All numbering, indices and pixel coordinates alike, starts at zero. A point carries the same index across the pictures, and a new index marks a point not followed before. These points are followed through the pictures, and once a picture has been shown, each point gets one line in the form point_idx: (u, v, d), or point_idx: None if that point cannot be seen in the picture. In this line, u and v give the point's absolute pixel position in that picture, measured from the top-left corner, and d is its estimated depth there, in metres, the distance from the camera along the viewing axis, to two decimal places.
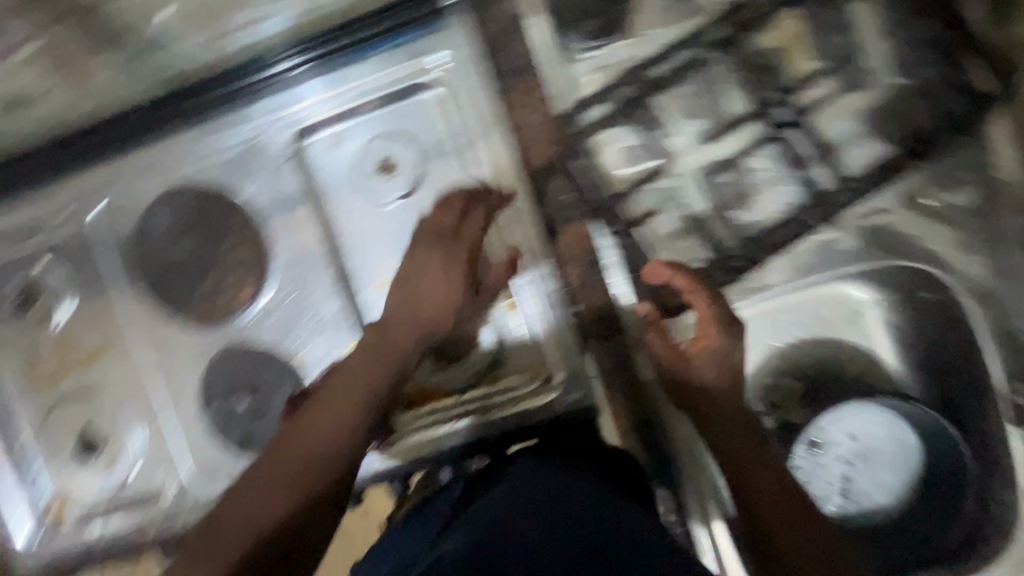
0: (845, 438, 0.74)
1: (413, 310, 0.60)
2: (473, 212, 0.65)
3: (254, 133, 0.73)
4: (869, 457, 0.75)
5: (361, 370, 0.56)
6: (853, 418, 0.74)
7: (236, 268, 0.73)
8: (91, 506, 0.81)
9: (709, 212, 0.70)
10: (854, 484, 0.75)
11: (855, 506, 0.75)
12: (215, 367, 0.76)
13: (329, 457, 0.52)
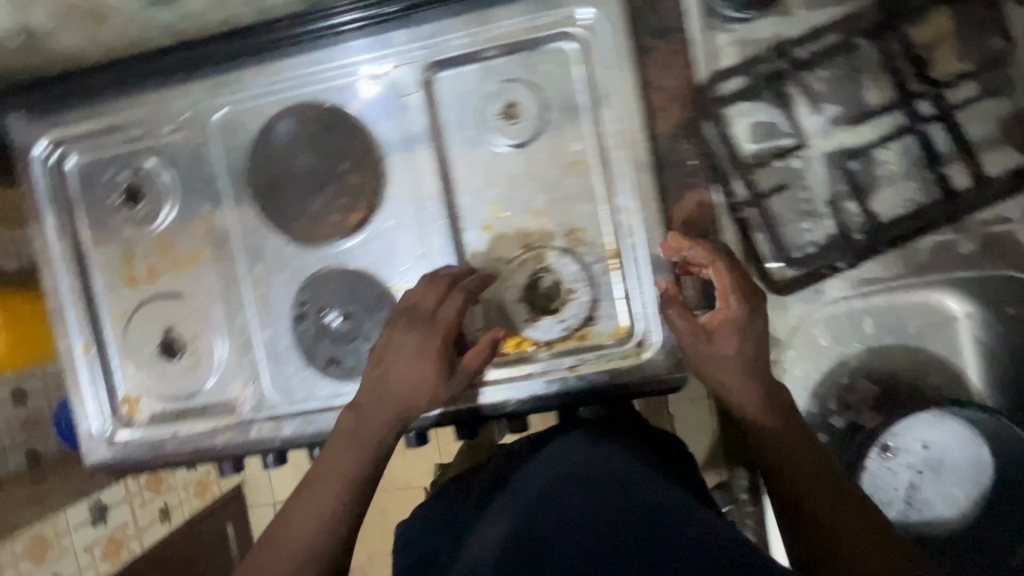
0: (918, 447, 0.79)
1: (392, 387, 0.65)
2: (457, 306, 0.68)
3: (344, 74, 0.74)
4: (940, 469, 0.78)
5: (350, 437, 0.64)
6: (925, 427, 0.78)
7: (349, 192, 0.73)
8: (164, 407, 0.82)
9: (834, 199, 0.67)
10: (921, 493, 0.79)
11: (918, 514, 0.79)
12: (309, 288, 0.75)
13: (349, 481, 0.62)
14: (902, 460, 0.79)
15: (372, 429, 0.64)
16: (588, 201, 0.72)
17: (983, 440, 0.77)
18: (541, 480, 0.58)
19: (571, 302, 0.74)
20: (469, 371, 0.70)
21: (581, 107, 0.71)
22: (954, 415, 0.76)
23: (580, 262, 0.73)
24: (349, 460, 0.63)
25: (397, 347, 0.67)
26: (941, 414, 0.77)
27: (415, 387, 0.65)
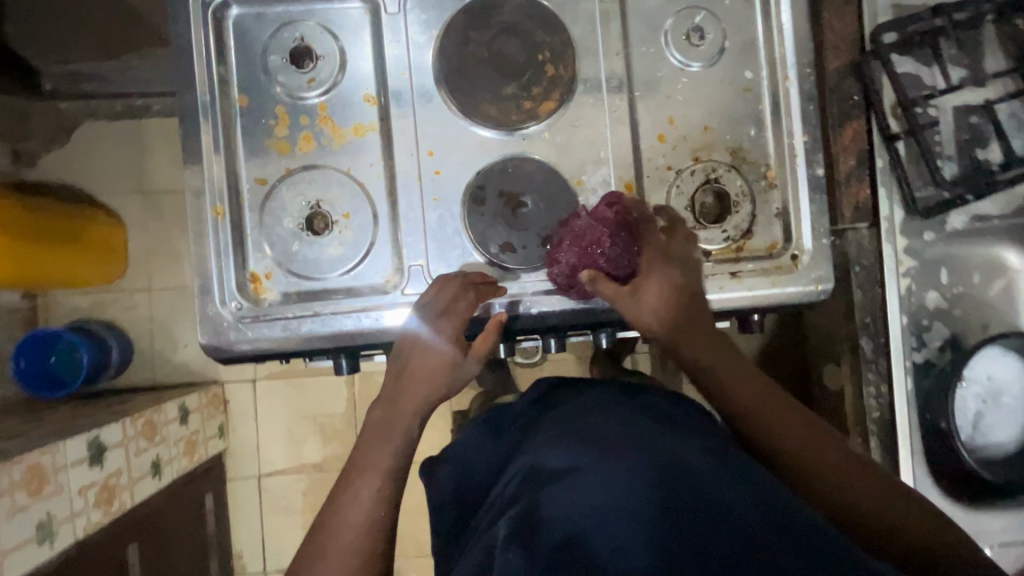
0: (985, 379, 0.91)
1: (407, 382, 0.68)
2: (458, 298, 0.70)
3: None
4: (1003, 401, 0.91)
5: (379, 429, 0.66)
6: (993, 361, 0.90)
7: (544, 82, 0.75)
8: (302, 288, 0.75)
9: (961, 142, 0.79)
10: (986, 419, 0.91)
11: (982, 440, 0.91)
12: (489, 172, 0.75)
13: (386, 469, 0.63)
14: (972, 389, 0.91)
15: (397, 424, 0.66)
16: (758, 124, 0.80)
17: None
18: (546, 446, 0.54)
19: (734, 215, 0.79)
20: (482, 354, 0.69)
21: (758, 41, 0.80)
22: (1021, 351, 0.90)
23: (745, 179, 0.79)
24: (382, 458, 0.64)
25: (410, 342, 0.70)
26: (1007, 348, 0.90)
27: (431, 382, 0.68)
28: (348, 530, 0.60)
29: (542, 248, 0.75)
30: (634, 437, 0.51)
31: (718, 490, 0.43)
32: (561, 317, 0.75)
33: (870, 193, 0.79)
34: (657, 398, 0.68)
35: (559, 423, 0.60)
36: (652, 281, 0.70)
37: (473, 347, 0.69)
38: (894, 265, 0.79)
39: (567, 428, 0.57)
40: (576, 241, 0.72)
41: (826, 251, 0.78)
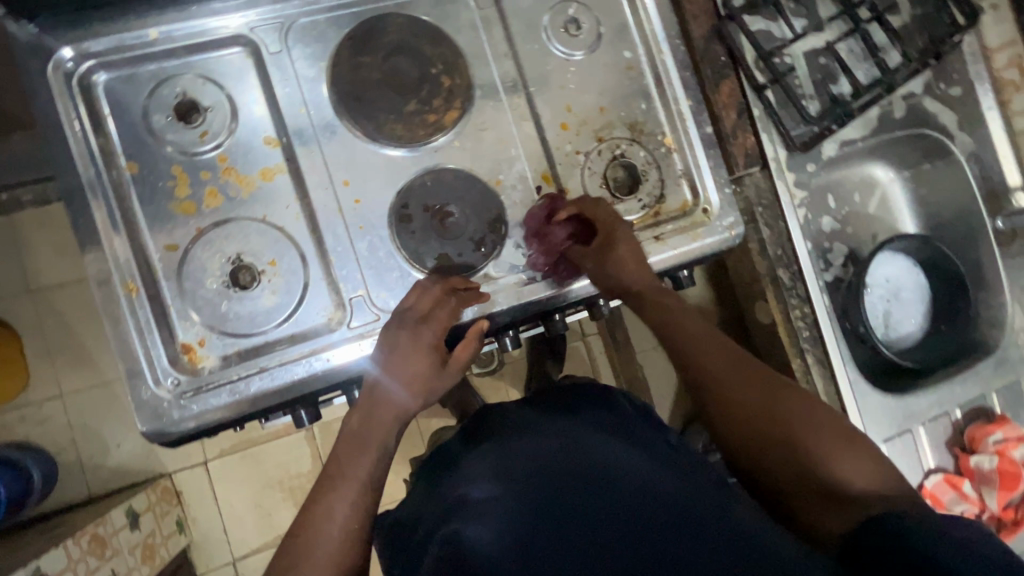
0: (886, 281, 1.03)
1: (389, 389, 0.67)
2: (439, 309, 0.69)
3: (285, 19, 0.75)
4: (903, 296, 1.03)
5: (355, 440, 0.65)
6: (887, 264, 1.03)
7: (442, 93, 0.77)
8: (242, 347, 0.72)
9: (818, 80, 0.89)
10: (894, 315, 1.03)
11: (894, 334, 1.02)
12: (409, 189, 0.75)
13: (364, 478, 0.64)
14: (877, 290, 1.03)
15: (376, 436, 0.66)
16: (645, 98, 0.86)
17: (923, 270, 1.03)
18: (482, 471, 0.61)
19: (644, 183, 0.85)
20: (462, 363, 0.69)
21: (628, 22, 0.86)
22: (906, 250, 1.02)
23: (646, 150, 0.86)
24: (359, 468, 0.64)
25: (392, 356, 0.67)
26: (896, 250, 1.02)
27: (413, 395, 0.67)
28: (323, 546, 0.59)
29: (478, 252, 0.76)
30: (557, 462, 0.58)
31: (625, 506, 0.51)
32: (516, 312, 0.77)
33: (756, 139, 0.87)
34: (572, 399, 0.75)
35: (486, 447, 0.66)
36: (626, 246, 0.74)
37: (455, 357, 0.69)
38: (790, 198, 0.88)
39: (494, 457, 0.63)
40: (569, 231, 0.77)
41: (729, 200, 0.86)
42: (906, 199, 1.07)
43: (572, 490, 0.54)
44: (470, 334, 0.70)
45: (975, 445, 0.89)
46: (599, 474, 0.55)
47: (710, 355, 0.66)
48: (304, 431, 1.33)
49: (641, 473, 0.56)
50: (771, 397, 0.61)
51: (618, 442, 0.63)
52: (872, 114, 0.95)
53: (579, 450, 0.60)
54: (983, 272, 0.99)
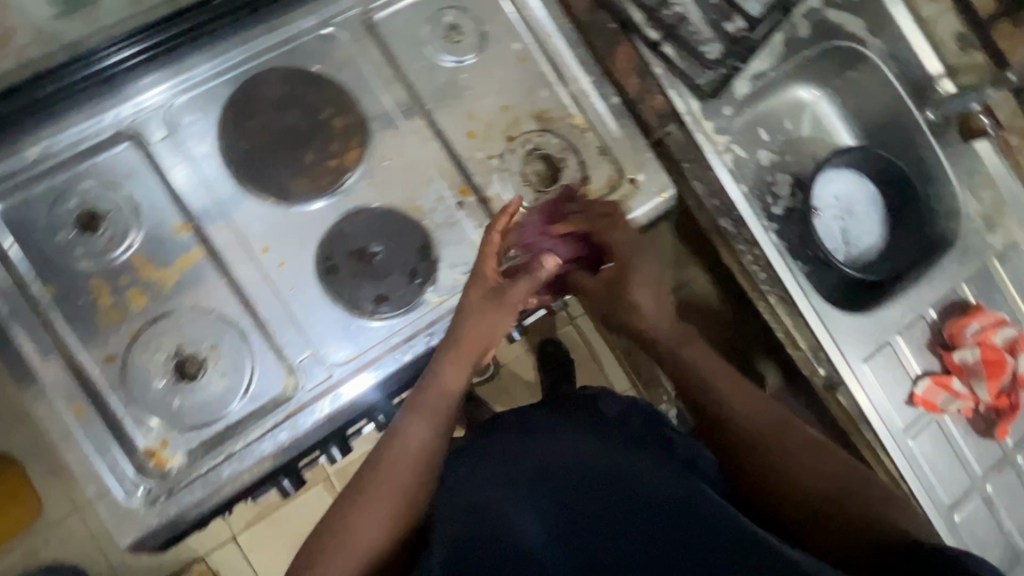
0: (834, 199, 1.02)
1: (472, 320, 0.70)
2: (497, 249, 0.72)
3: (163, 103, 0.73)
4: (856, 209, 1.02)
5: (431, 397, 0.70)
6: (832, 183, 1.01)
7: (338, 135, 0.75)
8: (205, 438, 0.71)
9: (712, 20, 0.86)
10: (851, 231, 1.02)
11: (856, 249, 1.01)
12: (328, 239, 0.74)
13: (432, 440, 0.69)
14: (827, 212, 1.01)
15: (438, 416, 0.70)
16: (545, 85, 0.84)
17: (869, 177, 1.02)
18: (491, 478, 0.66)
19: (564, 170, 0.84)
20: (514, 302, 0.70)
21: (508, 14, 0.84)
22: (845, 164, 1.01)
23: (559, 136, 0.84)
24: (430, 429, 0.69)
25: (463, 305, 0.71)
26: (836, 168, 1.01)
27: (478, 346, 0.70)
28: (383, 505, 0.66)
29: (413, 284, 0.75)
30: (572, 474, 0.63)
31: (640, 518, 0.57)
32: None
33: (665, 96, 0.85)
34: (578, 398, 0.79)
35: (480, 451, 0.71)
36: (638, 288, 0.73)
37: (513, 295, 0.71)
38: (713, 146, 0.86)
39: (492, 465, 0.68)
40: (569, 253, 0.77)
41: (653, 165, 0.84)
42: (837, 112, 1.05)
43: (574, 504, 0.59)
44: (526, 273, 0.73)
45: (955, 341, 0.88)
46: (617, 483, 0.60)
47: (713, 394, 0.69)
48: (320, 484, 1.33)
49: (643, 475, 0.61)
50: (789, 439, 0.65)
51: (619, 443, 0.68)
52: (777, 40, 0.92)
53: (581, 457, 0.64)
54: (929, 166, 0.97)
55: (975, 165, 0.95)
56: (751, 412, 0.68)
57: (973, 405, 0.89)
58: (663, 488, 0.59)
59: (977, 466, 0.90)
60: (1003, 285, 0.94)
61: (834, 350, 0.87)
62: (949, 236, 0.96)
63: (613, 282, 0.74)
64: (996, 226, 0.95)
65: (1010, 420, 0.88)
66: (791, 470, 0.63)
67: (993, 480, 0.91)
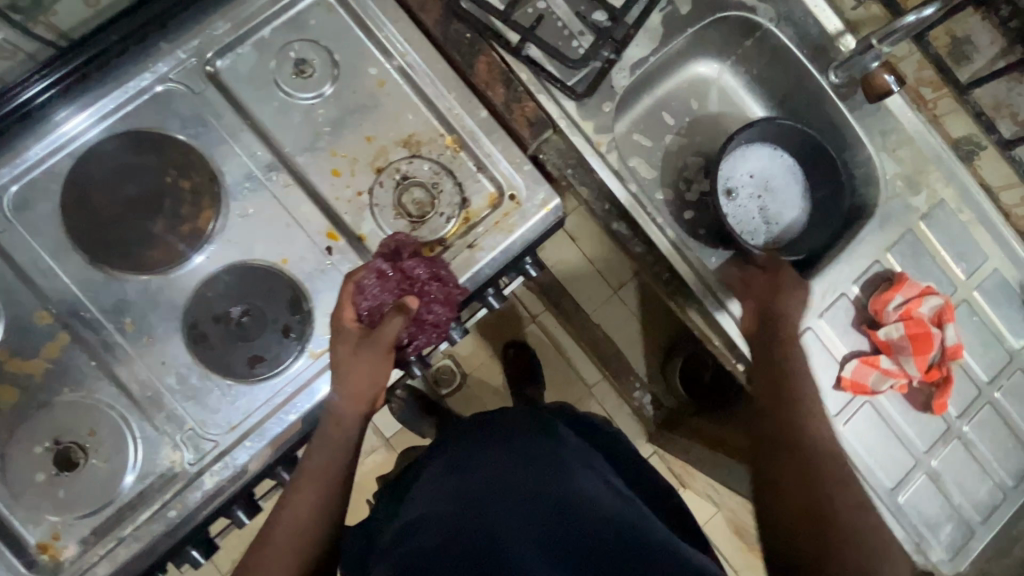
0: (750, 178, 0.96)
1: (346, 375, 0.70)
2: (355, 297, 0.70)
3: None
4: (775, 185, 0.96)
5: (330, 432, 0.70)
6: (745, 160, 0.95)
7: (187, 198, 0.72)
8: (95, 524, 0.70)
9: (576, 12, 0.81)
10: (771, 208, 0.96)
11: (778, 227, 0.96)
12: (193, 305, 0.72)
13: (334, 465, 0.69)
14: (742, 193, 0.96)
15: (342, 441, 0.70)
16: (409, 107, 0.80)
17: (785, 149, 0.96)
18: (453, 487, 0.69)
19: (440, 195, 0.80)
20: (386, 342, 0.69)
21: (360, 38, 0.80)
22: (758, 138, 0.94)
23: (431, 159, 0.80)
24: (337, 460, 0.70)
25: (336, 359, 0.70)
26: (748, 143, 0.94)
27: (359, 396, 0.70)
28: (297, 533, 0.67)
29: (287, 339, 0.73)
30: (531, 481, 0.67)
31: (590, 519, 0.61)
32: None
33: (537, 102, 0.80)
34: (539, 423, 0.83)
35: (450, 470, 0.74)
36: (789, 294, 0.78)
37: (382, 336, 0.69)
38: (594, 148, 0.81)
39: (456, 482, 0.70)
40: (423, 306, 0.73)
41: (532, 177, 0.80)
42: (744, 84, 0.99)
43: (535, 507, 0.62)
44: (394, 311, 0.69)
45: (880, 318, 0.83)
46: (570, 489, 0.66)
47: (789, 407, 0.70)
48: None
49: (598, 497, 0.66)
50: (838, 483, 0.63)
51: (566, 454, 0.73)
52: (657, 20, 0.86)
53: (539, 469, 0.69)
54: (842, 131, 0.91)
55: (889, 124, 0.89)
56: (822, 448, 0.66)
57: (907, 381, 0.83)
58: (604, 503, 0.64)
59: (919, 443, 0.86)
60: (931, 249, 0.89)
61: (747, 344, 0.83)
62: (870, 204, 0.90)
63: (772, 284, 0.80)
64: (919, 186, 0.89)
65: (948, 393, 0.82)
66: (820, 504, 0.61)
67: (938, 455, 0.86)
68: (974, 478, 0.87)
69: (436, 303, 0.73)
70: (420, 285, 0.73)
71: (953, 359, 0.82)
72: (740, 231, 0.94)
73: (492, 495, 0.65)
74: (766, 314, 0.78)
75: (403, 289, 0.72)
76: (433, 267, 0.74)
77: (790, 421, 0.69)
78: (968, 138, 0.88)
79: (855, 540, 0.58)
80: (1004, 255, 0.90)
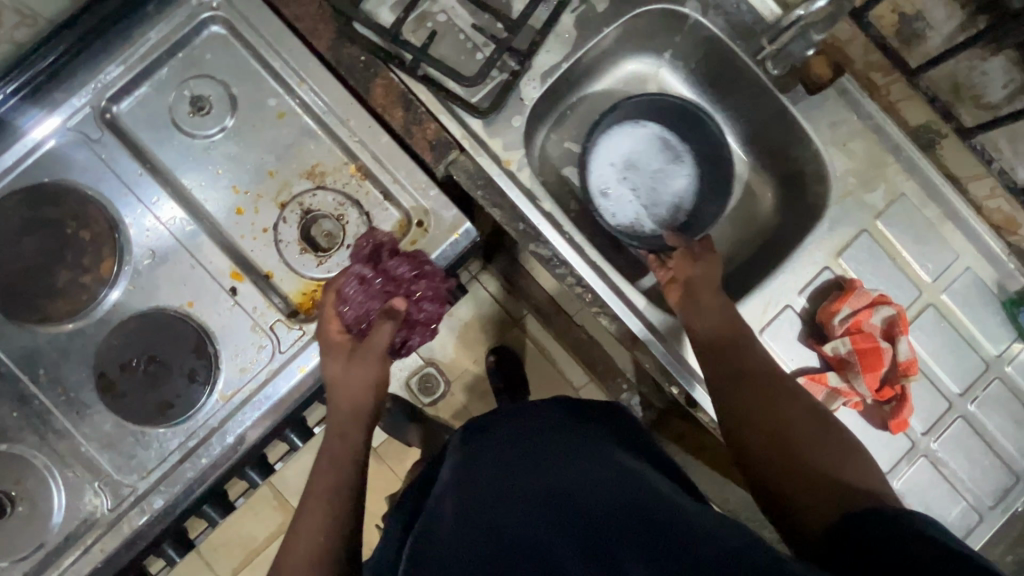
0: (620, 165, 0.89)
1: (345, 379, 0.70)
2: (340, 307, 0.70)
3: None
4: (649, 160, 0.90)
5: (343, 426, 0.69)
6: (606, 152, 0.88)
7: (88, 248, 0.73)
8: (23, 570, 0.72)
9: (476, 24, 0.77)
10: (658, 184, 0.90)
11: (674, 200, 0.90)
12: (106, 351, 0.73)
13: (346, 458, 0.67)
14: (622, 182, 0.89)
15: (344, 457, 0.67)
16: (310, 137, 0.77)
17: (650, 119, 0.90)
18: (467, 484, 0.64)
19: (347, 226, 0.77)
20: (378, 347, 0.69)
21: (256, 69, 0.77)
22: (619, 119, 0.88)
23: (335, 190, 0.77)
24: (342, 456, 0.68)
25: (329, 376, 0.71)
26: (602, 135, 0.88)
27: (357, 408, 0.69)
28: (311, 531, 0.62)
29: (196, 381, 0.73)
30: (547, 472, 0.61)
31: (598, 501, 0.54)
32: (262, 425, 0.73)
33: (439, 123, 0.76)
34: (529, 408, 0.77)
35: (452, 468, 0.69)
36: (706, 291, 0.74)
37: (373, 341, 0.69)
38: (503, 168, 0.77)
39: (461, 495, 0.63)
40: (415, 304, 0.72)
41: (439, 204, 0.76)
42: (683, 79, 0.92)
43: (557, 500, 0.56)
44: (382, 318, 0.69)
45: (828, 331, 0.76)
46: (578, 472, 0.60)
47: (755, 371, 0.67)
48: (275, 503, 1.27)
49: (595, 475, 0.59)
50: (807, 428, 0.60)
51: (560, 440, 0.67)
52: (570, 21, 0.80)
53: (551, 461, 0.63)
54: (785, 126, 0.83)
55: (838, 115, 0.80)
56: (790, 403, 0.63)
57: (858, 400, 0.77)
58: (607, 483, 0.57)
59: (881, 465, 0.78)
60: (890, 251, 0.80)
61: (675, 367, 0.78)
62: (821, 204, 0.81)
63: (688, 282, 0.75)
64: (874, 181, 0.80)
65: (905, 410, 0.75)
66: (800, 447, 0.59)
67: (901, 476, 0.79)
68: (946, 499, 0.79)
69: (428, 295, 0.72)
70: (405, 287, 0.71)
71: (904, 376, 0.75)
72: (639, 226, 0.88)
73: (513, 494, 0.59)
74: (685, 303, 0.74)
75: (389, 292, 0.71)
76: (416, 264, 0.72)
77: (760, 384, 0.66)
78: (928, 126, 0.79)
79: (834, 469, 0.56)
80: (976, 253, 0.81)
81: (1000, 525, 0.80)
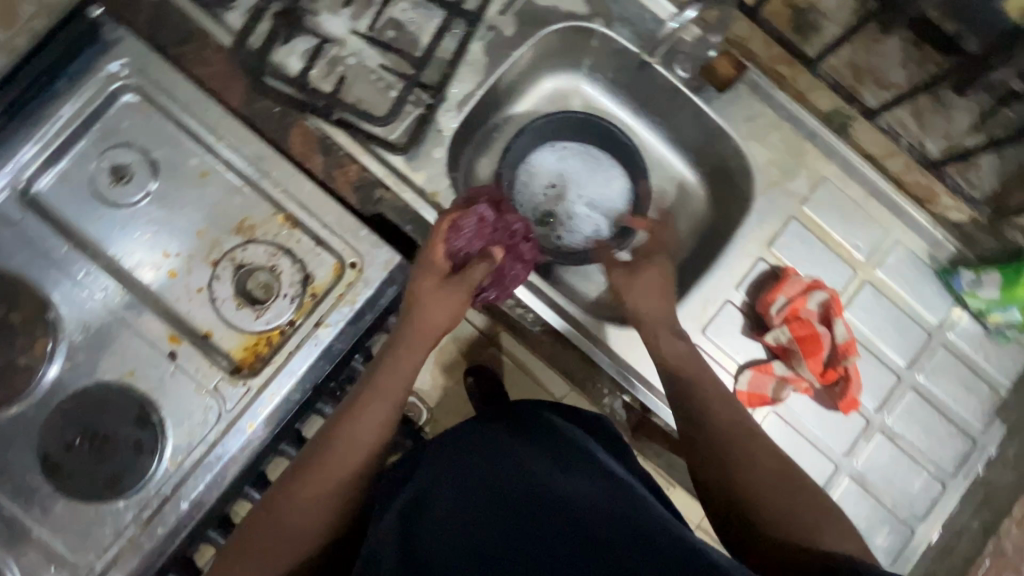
0: (547, 186, 0.92)
1: (433, 298, 0.67)
2: (450, 233, 0.70)
3: None
4: (575, 174, 0.92)
5: (415, 341, 0.67)
6: (530, 179, 0.91)
7: (21, 330, 0.73)
8: None
9: (385, 64, 0.79)
10: (591, 195, 0.92)
11: (612, 205, 0.91)
12: (51, 431, 0.72)
13: (409, 377, 0.66)
14: (554, 201, 0.91)
15: (408, 372, 0.66)
16: (234, 192, 0.77)
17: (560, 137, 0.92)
18: (483, 470, 0.59)
19: (281, 276, 0.77)
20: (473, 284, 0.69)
21: (173, 132, 0.77)
22: (536, 140, 0.90)
23: (265, 242, 0.77)
24: (399, 382, 0.65)
25: (418, 292, 0.67)
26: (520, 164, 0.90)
27: (431, 330, 0.67)
28: (362, 440, 0.64)
29: (144, 451, 0.73)
30: (556, 475, 0.57)
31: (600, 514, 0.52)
32: (217, 485, 0.73)
33: (361, 163, 0.78)
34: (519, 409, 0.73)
35: (461, 452, 0.63)
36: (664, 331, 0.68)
37: (468, 277, 0.69)
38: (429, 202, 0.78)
39: (478, 482, 0.58)
40: (506, 258, 0.74)
41: (370, 243, 0.76)
42: (605, 89, 0.93)
43: (569, 506, 0.52)
44: (483, 258, 0.71)
45: (766, 321, 0.78)
46: (580, 484, 0.56)
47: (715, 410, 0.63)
48: None
49: (592, 492, 0.55)
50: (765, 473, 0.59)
51: (558, 447, 0.63)
52: (479, 49, 0.81)
53: (553, 465, 0.59)
54: (702, 126, 0.84)
55: (750, 109, 0.82)
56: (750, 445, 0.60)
57: (806, 385, 0.78)
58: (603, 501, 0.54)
59: (838, 446, 0.79)
60: (820, 235, 0.82)
61: (620, 375, 0.79)
62: (748, 197, 0.83)
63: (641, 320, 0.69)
64: (795, 169, 0.82)
65: (853, 389, 0.76)
66: (758, 495, 0.57)
67: (860, 455, 0.79)
68: (906, 471, 0.80)
69: (525, 256, 0.76)
70: (508, 240, 0.75)
71: (847, 358, 0.76)
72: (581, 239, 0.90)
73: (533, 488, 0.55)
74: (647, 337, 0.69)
75: (492, 238, 0.74)
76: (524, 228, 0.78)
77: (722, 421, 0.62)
78: (837, 110, 0.81)
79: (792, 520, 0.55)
80: (903, 226, 0.83)
81: (963, 491, 0.81)
